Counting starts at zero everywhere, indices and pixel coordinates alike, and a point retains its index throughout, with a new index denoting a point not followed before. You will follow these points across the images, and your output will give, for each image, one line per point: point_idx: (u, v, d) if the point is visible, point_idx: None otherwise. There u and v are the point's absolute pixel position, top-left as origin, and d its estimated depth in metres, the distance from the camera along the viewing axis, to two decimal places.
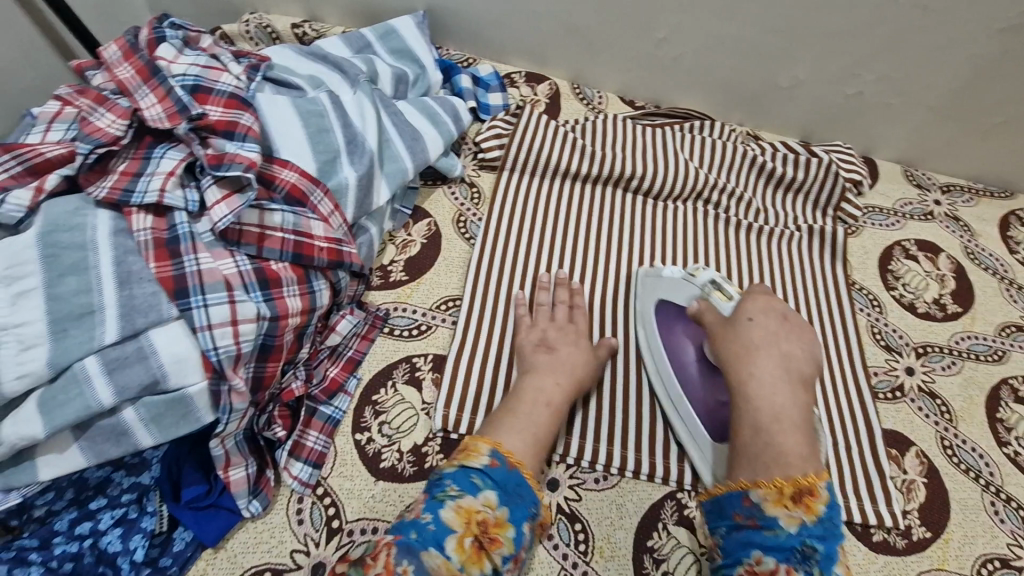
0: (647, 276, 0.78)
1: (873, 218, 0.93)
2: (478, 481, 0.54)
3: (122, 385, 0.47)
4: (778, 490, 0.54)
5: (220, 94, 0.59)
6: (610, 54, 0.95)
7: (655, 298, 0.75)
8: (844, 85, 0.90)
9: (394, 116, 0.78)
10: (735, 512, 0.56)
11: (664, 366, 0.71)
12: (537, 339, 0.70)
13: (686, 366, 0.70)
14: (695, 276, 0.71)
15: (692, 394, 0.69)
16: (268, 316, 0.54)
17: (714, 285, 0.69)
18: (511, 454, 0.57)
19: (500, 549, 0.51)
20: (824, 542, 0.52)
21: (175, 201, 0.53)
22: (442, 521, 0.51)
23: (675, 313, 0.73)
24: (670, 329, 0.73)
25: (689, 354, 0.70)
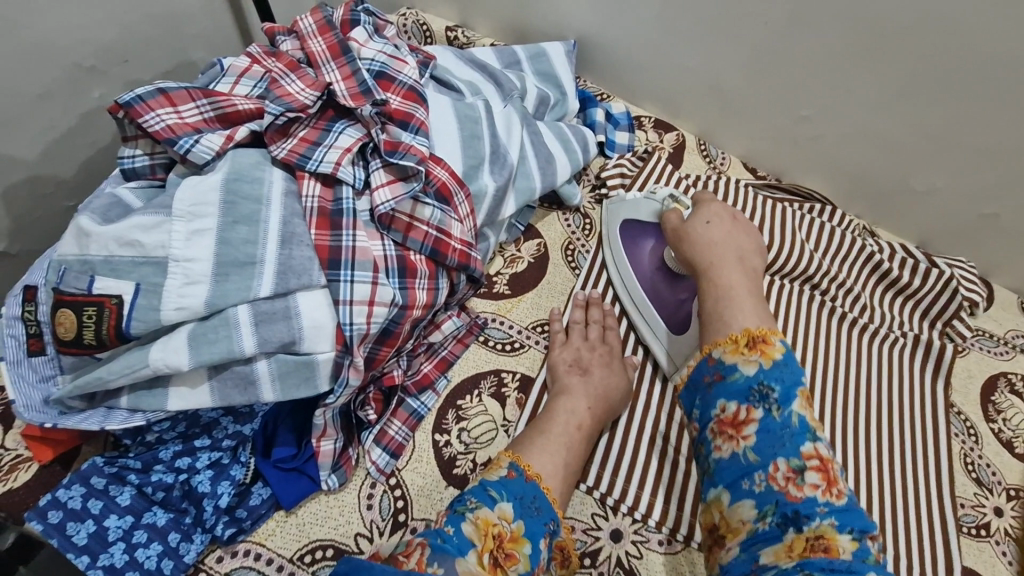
0: (612, 204, 0.85)
1: (982, 343, 0.88)
2: (494, 494, 0.53)
3: (264, 338, 0.49)
4: (734, 343, 0.56)
5: (401, 84, 0.62)
6: (744, 121, 0.95)
7: (621, 219, 0.82)
8: (982, 204, 0.86)
9: (534, 135, 0.80)
10: (703, 376, 0.57)
11: (629, 278, 0.79)
12: (571, 360, 0.70)
13: (647, 272, 0.77)
14: (656, 193, 0.78)
15: (656, 297, 0.76)
16: (400, 303, 0.55)
17: (674, 199, 0.77)
18: (529, 467, 0.57)
19: (516, 566, 0.49)
20: (783, 383, 0.52)
21: (346, 176, 0.55)
22: (463, 532, 0.49)
23: (639, 229, 0.80)
24: (634, 244, 0.80)
25: (649, 262, 0.78)
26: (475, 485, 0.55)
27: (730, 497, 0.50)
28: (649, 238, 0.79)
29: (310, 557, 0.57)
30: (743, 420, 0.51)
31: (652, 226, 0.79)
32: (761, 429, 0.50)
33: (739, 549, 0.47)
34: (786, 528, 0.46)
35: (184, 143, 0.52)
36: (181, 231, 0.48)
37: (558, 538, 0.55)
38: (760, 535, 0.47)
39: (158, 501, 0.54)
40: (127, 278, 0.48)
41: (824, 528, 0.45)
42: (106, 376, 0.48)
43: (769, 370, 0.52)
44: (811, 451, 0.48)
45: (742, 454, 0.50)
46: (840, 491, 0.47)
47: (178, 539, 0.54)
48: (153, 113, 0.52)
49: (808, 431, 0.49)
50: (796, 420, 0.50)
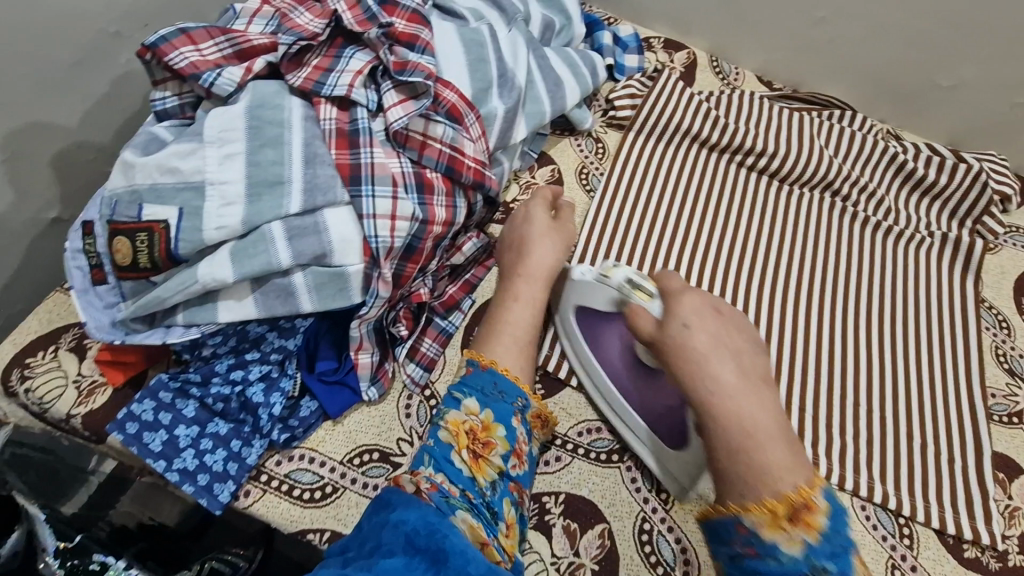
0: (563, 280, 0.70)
1: (1015, 238, 0.87)
2: (459, 396, 0.59)
3: (298, 251, 0.53)
4: (772, 512, 0.51)
5: (405, 8, 0.63)
6: (760, 29, 0.94)
7: (574, 307, 0.69)
8: (1013, 93, 0.86)
9: (540, 60, 0.81)
10: (732, 541, 0.53)
11: (605, 385, 0.67)
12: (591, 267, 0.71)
13: (622, 374, 0.66)
14: (609, 275, 0.64)
15: (642, 407, 0.66)
16: (420, 218, 0.58)
17: (631, 285, 0.63)
18: (484, 357, 0.63)
19: (496, 449, 0.57)
20: (835, 558, 0.50)
21: (359, 98, 0.57)
22: (441, 441, 0.57)
23: (597, 319, 0.68)
24: (600, 337, 0.68)
25: (622, 362, 0.67)
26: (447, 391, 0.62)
27: None
28: (613, 328, 0.67)
29: (358, 460, 0.62)
30: None
31: (610, 313, 0.67)
32: None
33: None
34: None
35: (208, 77, 0.55)
36: (214, 156, 0.52)
37: (530, 410, 0.62)
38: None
39: (218, 413, 0.60)
40: (171, 204, 0.52)
41: None
42: (162, 294, 0.53)
43: (819, 546, 0.50)
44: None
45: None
46: None
47: (240, 444, 0.59)
48: (177, 52, 0.56)
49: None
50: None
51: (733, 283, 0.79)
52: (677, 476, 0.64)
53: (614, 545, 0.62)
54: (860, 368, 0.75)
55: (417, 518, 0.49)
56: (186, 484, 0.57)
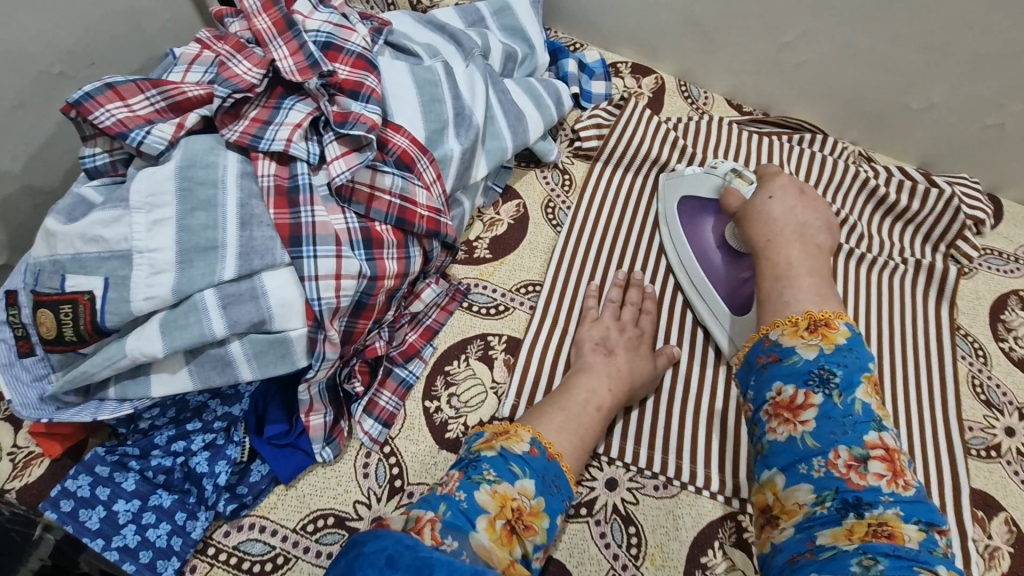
0: (669, 179, 0.83)
1: (989, 261, 0.86)
2: (517, 469, 0.54)
3: (234, 320, 0.50)
4: (793, 325, 0.55)
5: (349, 53, 0.61)
6: (727, 54, 0.92)
7: (679, 196, 0.80)
8: (984, 114, 0.85)
9: (501, 94, 0.78)
10: (758, 356, 0.56)
11: (686, 257, 0.77)
12: (598, 338, 0.70)
13: (706, 247, 0.75)
14: (717, 167, 0.76)
15: (714, 276, 0.74)
16: (368, 275, 0.55)
17: (735, 173, 0.73)
18: (551, 445, 0.58)
19: (533, 537, 0.52)
20: (845, 367, 0.51)
21: (298, 152, 0.54)
22: (476, 501, 0.50)
23: (698, 206, 0.78)
24: (693, 217, 0.78)
25: (710, 239, 0.76)
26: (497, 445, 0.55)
27: (786, 479, 0.49)
28: (709, 215, 0.77)
29: (312, 526, 0.59)
30: (801, 404, 0.50)
31: (712, 202, 0.77)
32: (820, 415, 0.49)
33: (796, 530, 0.47)
34: (846, 512, 0.45)
35: (136, 135, 0.52)
36: (141, 223, 0.49)
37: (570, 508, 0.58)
38: (818, 517, 0.47)
39: (161, 484, 0.57)
40: (96, 274, 0.49)
41: (889, 515, 0.44)
42: (90, 369, 0.49)
43: (831, 354, 0.51)
44: (875, 440, 0.48)
45: (799, 437, 0.50)
46: (906, 481, 0.46)
47: (184, 517, 0.56)
48: (102, 109, 0.53)
49: (871, 419, 0.49)
50: (859, 407, 0.49)
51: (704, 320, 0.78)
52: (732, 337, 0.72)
53: None
54: None
55: (394, 543, 0.44)
56: (126, 562, 0.54)
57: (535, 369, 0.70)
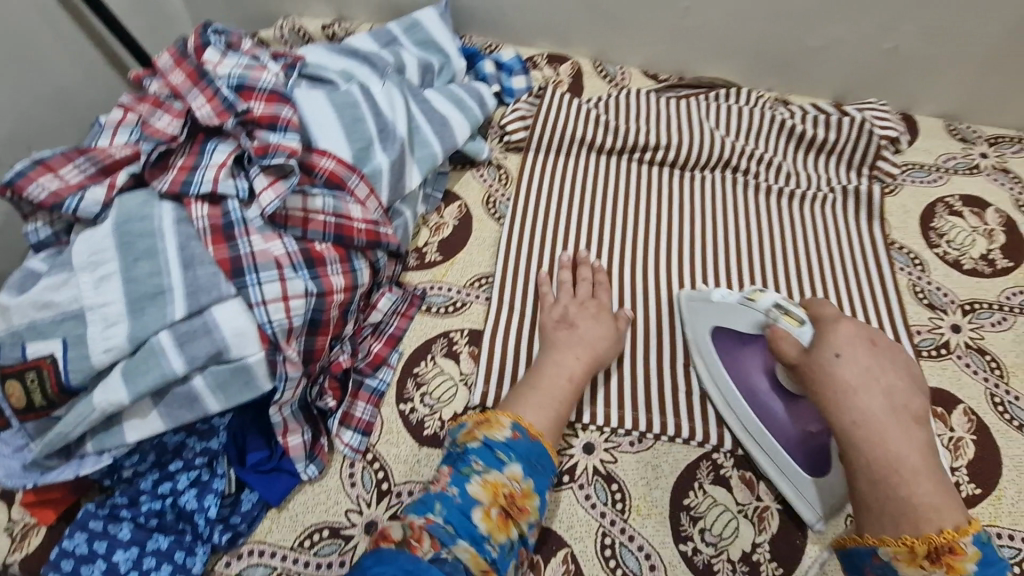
0: (692, 300, 0.74)
1: (913, 175, 0.91)
2: (503, 457, 0.57)
3: (192, 356, 0.52)
4: (910, 549, 0.48)
5: (262, 90, 0.64)
6: (633, 28, 0.96)
7: (710, 327, 0.71)
8: (880, 40, 0.89)
9: (422, 104, 0.82)
10: (868, 568, 0.52)
11: (735, 401, 0.68)
12: (558, 315, 0.73)
13: (760, 395, 0.66)
14: (754, 300, 0.64)
15: (775, 428, 0.65)
16: (315, 292, 0.58)
17: (780, 309, 0.62)
18: (532, 427, 0.61)
19: (528, 517, 0.56)
20: None
21: (227, 189, 0.57)
22: (469, 495, 0.55)
23: (737, 340, 0.69)
24: (736, 355, 0.69)
25: (762, 383, 0.67)
26: (481, 435, 0.59)
27: None
28: (753, 350, 0.68)
29: (310, 540, 0.61)
30: None
31: (753, 337, 0.68)
32: None
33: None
34: None
35: (71, 203, 0.55)
36: (88, 281, 0.52)
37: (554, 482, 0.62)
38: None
39: (156, 528, 0.59)
40: (54, 337, 0.52)
41: None
42: (64, 429, 0.52)
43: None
44: None
45: None
46: None
47: (183, 554, 0.58)
48: (36, 184, 0.56)
49: None
50: None
51: (653, 279, 0.81)
52: (814, 501, 0.62)
53: (578, 567, 0.62)
54: None
55: (397, 570, 0.48)
56: None
57: (499, 355, 0.73)
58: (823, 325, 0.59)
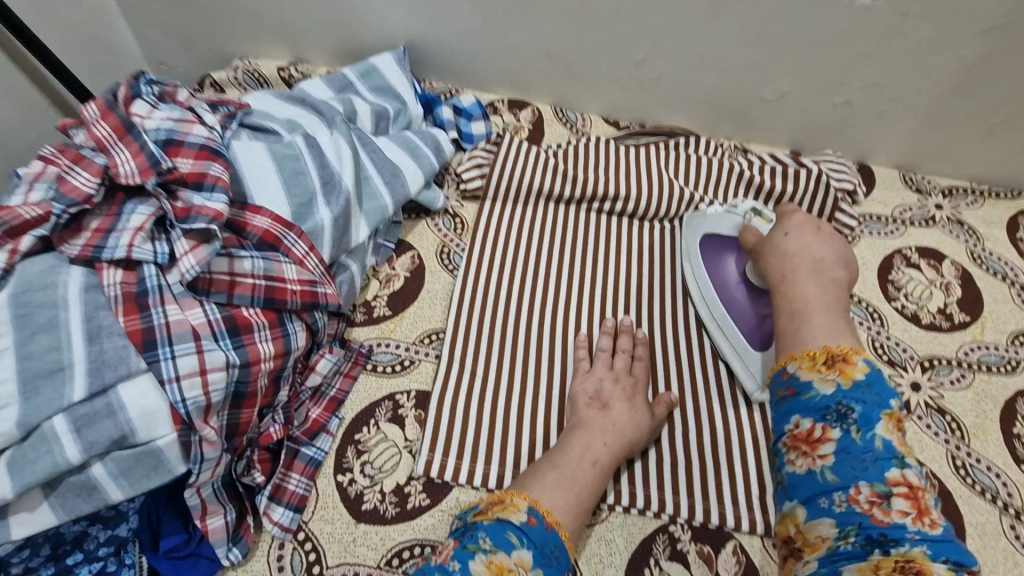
0: (691, 219, 0.86)
1: (870, 227, 0.91)
2: (514, 539, 0.52)
3: (90, 442, 0.48)
4: (812, 359, 0.57)
5: (191, 145, 0.61)
6: (592, 77, 0.96)
7: (701, 234, 0.83)
8: (833, 94, 0.90)
9: (372, 153, 0.79)
10: (777, 389, 0.59)
11: (709, 292, 0.78)
12: (593, 391, 0.69)
13: (728, 284, 0.77)
14: (738, 208, 0.82)
15: (737, 313, 0.75)
16: (237, 363, 0.54)
17: (755, 212, 0.79)
18: (549, 513, 0.56)
19: None
20: (865, 404, 0.53)
21: (143, 255, 0.54)
22: (470, 572, 0.49)
23: (720, 243, 0.80)
24: (714, 254, 0.80)
25: (733, 273, 0.77)
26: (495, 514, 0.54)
27: (807, 513, 0.52)
28: (730, 253, 0.79)
29: None
30: (819, 438, 0.53)
31: (733, 240, 0.80)
32: (839, 450, 0.52)
33: (819, 564, 0.48)
34: (871, 548, 0.47)
35: None
36: None
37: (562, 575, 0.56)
38: (841, 552, 0.48)
39: None
40: None
41: (918, 557, 0.45)
42: None
43: (850, 390, 0.53)
44: (897, 477, 0.49)
45: (819, 472, 0.52)
46: (931, 518, 0.47)
47: None
48: None
49: (892, 456, 0.51)
50: (879, 443, 0.51)
51: None
52: (756, 376, 0.72)
53: None
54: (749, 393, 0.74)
55: None
56: None
57: (447, 419, 0.69)
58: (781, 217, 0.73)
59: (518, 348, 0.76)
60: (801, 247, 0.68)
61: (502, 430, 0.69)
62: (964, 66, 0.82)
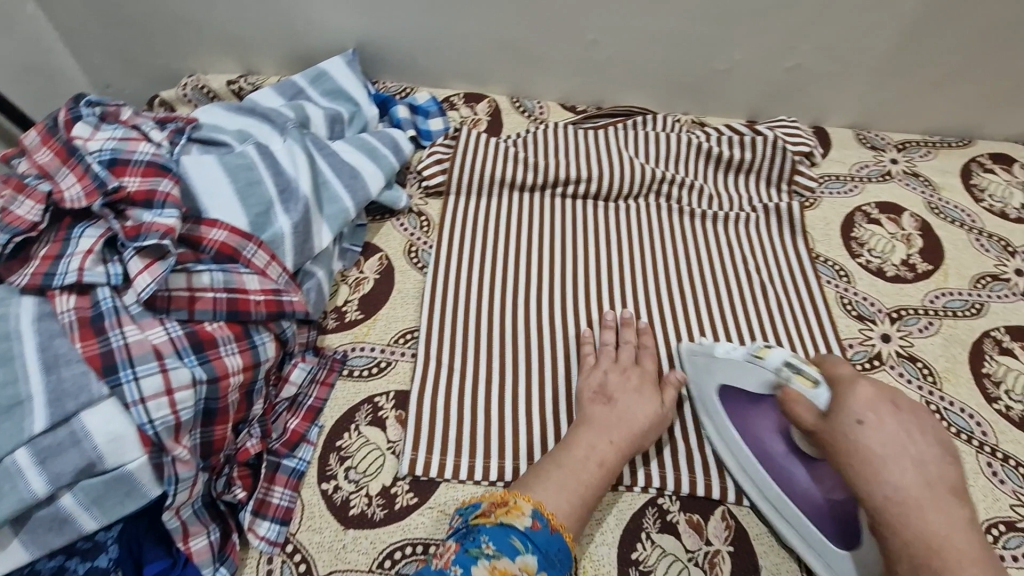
0: (694, 352, 0.69)
1: (830, 186, 0.93)
2: (519, 544, 0.53)
3: (56, 473, 0.47)
4: None
5: (137, 163, 0.60)
6: (545, 64, 0.96)
7: (716, 384, 0.66)
8: (783, 60, 0.91)
9: (328, 157, 0.79)
10: None
11: (751, 466, 0.64)
12: (598, 385, 0.68)
13: (775, 460, 0.63)
14: (762, 357, 0.59)
15: (798, 495, 0.61)
16: (205, 379, 0.53)
17: (790, 369, 0.58)
18: (554, 517, 0.56)
19: None
20: None
21: (96, 277, 0.53)
22: None
23: (748, 399, 0.65)
24: (746, 417, 0.65)
25: (777, 444, 0.63)
26: (503, 519, 0.55)
27: None
28: (764, 408, 0.64)
29: None
30: None
31: (763, 393, 0.64)
32: None
33: None
34: None
35: None
36: None
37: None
38: None
39: None
40: None
41: None
42: None
43: None
44: None
45: None
46: None
47: None
48: None
49: None
50: None
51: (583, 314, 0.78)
52: None
53: None
54: None
55: None
56: None
57: (428, 415, 0.69)
58: (840, 390, 0.55)
59: (495, 339, 0.76)
60: (893, 444, 0.52)
61: (484, 420, 0.69)
62: (906, 20, 0.84)
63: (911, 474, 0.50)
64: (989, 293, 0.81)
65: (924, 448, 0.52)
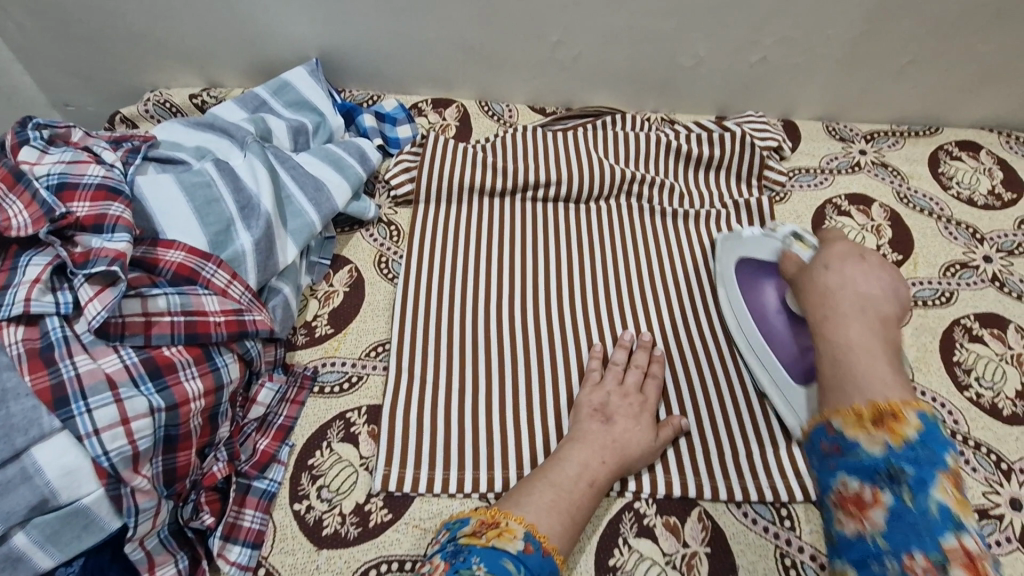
0: (726, 241, 0.82)
1: (800, 180, 0.93)
2: (511, 566, 0.51)
3: (6, 511, 0.45)
4: (857, 416, 0.57)
5: (87, 187, 0.58)
6: (511, 66, 0.95)
7: (736, 257, 0.78)
8: (748, 54, 0.91)
9: (291, 170, 0.77)
10: (821, 443, 0.59)
11: (744, 320, 0.74)
12: (599, 403, 0.68)
13: (767, 314, 0.72)
14: (775, 232, 0.77)
15: (773, 340, 0.71)
16: (163, 406, 0.52)
17: (795, 237, 0.75)
18: (547, 539, 0.55)
19: None
20: (916, 467, 0.52)
21: (43, 307, 0.51)
22: None
23: (757, 267, 0.75)
24: (751, 282, 0.75)
25: (771, 301, 0.72)
26: (496, 543, 0.53)
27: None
28: (770, 279, 0.74)
29: None
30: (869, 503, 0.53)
31: (770, 265, 0.75)
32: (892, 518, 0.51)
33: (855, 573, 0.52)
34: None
35: None
36: None
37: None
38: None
39: None
40: None
41: None
42: None
43: (901, 451, 0.53)
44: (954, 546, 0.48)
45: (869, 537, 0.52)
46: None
47: None
48: None
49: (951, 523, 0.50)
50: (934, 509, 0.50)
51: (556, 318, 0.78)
52: (802, 415, 0.67)
53: None
54: (698, 355, 0.75)
55: None
56: None
57: (400, 428, 0.68)
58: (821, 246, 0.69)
59: (467, 347, 0.75)
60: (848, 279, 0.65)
61: (457, 430, 0.68)
62: (866, 11, 0.84)
63: (854, 315, 0.62)
64: (958, 281, 0.82)
65: (874, 296, 0.64)
